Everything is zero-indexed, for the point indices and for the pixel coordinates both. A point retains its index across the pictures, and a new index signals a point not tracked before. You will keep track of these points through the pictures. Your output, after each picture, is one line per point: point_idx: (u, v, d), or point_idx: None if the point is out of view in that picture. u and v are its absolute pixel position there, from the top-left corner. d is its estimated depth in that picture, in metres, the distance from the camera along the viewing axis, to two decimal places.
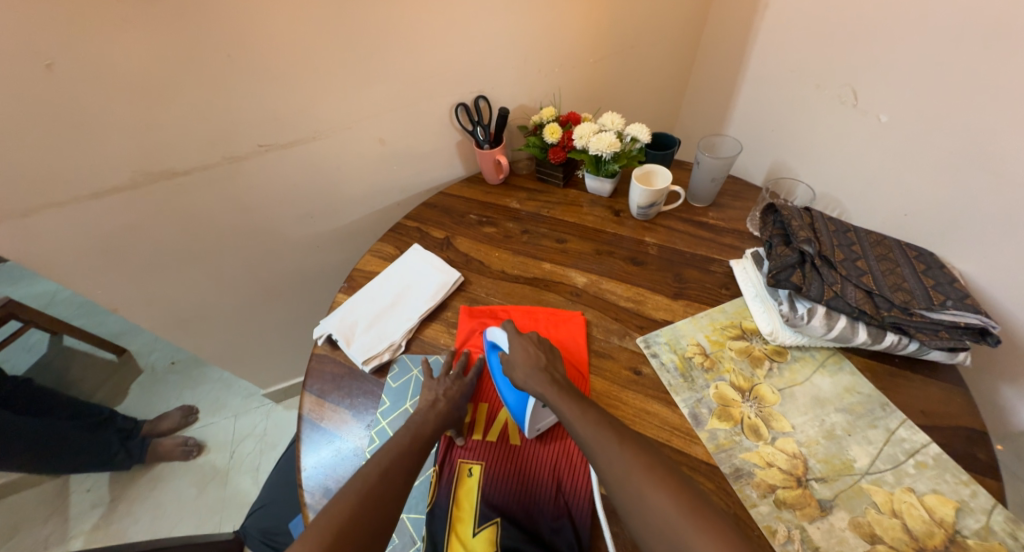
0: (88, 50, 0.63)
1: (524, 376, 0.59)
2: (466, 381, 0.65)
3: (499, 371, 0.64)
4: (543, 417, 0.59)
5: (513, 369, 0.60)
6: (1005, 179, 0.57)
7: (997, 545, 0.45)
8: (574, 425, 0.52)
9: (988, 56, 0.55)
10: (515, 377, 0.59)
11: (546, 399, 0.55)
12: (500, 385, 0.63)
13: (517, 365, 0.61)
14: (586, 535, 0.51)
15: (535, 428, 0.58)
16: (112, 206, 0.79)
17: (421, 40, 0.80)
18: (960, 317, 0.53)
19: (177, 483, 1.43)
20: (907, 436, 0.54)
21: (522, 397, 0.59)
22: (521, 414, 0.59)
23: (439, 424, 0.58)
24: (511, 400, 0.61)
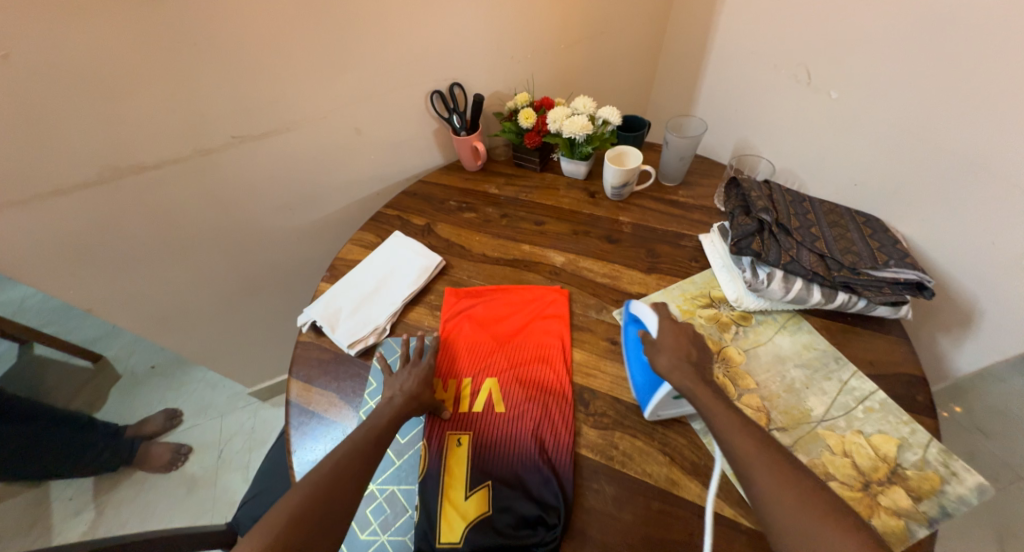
0: (49, 43, 0.62)
1: (672, 364, 0.56)
2: (423, 368, 0.65)
3: (636, 349, 0.64)
4: (667, 406, 0.59)
5: (657, 355, 0.57)
6: (937, 147, 0.62)
7: (932, 474, 0.51)
8: (729, 434, 0.49)
9: (918, 33, 0.60)
10: (660, 363, 0.57)
11: (692, 396, 0.53)
12: (632, 360, 0.63)
13: (662, 351, 0.58)
14: (570, 485, 0.56)
15: (655, 413, 0.59)
16: (79, 202, 0.79)
17: (393, 29, 0.81)
18: (900, 274, 0.58)
19: (163, 486, 1.47)
20: (857, 384, 0.59)
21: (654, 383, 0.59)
22: (646, 396, 0.60)
23: (393, 416, 0.59)
24: (638, 381, 0.61)
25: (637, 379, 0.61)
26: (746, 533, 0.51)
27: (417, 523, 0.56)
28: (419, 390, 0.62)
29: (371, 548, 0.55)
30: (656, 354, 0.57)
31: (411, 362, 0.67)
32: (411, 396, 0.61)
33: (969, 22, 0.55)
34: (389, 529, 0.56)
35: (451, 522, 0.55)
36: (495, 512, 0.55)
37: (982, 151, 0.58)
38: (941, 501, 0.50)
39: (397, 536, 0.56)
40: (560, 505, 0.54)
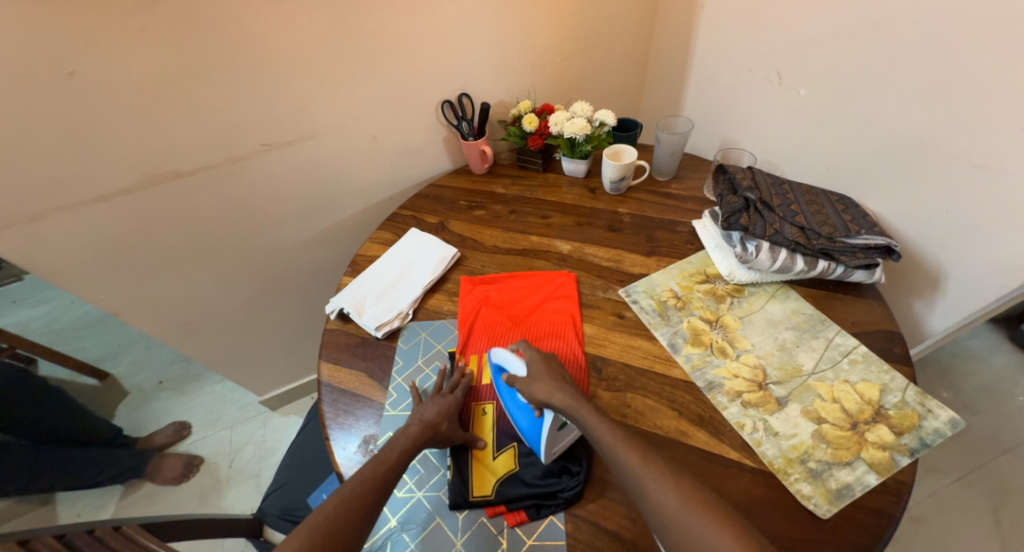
0: (103, 60, 0.69)
1: (547, 392, 0.59)
2: (451, 398, 0.65)
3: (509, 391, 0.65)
4: (559, 440, 0.59)
5: (532, 388, 0.60)
6: (894, 131, 0.71)
7: (910, 412, 0.58)
8: (615, 448, 0.53)
9: (870, 35, 0.69)
10: (536, 397, 0.59)
11: (574, 414, 0.57)
12: (512, 406, 0.63)
13: (535, 382, 0.61)
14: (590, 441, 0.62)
15: (552, 453, 0.59)
16: (117, 208, 0.84)
17: (408, 45, 0.89)
18: (871, 240, 0.66)
19: (175, 499, 1.42)
20: (842, 341, 0.66)
21: (537, 419, 0.60)
22: (536, 439, 0.60)
23: (404, 447, 0.58)
24: (524, 424, 0.61)
25: (524, 423, 0.61)
26: (753, 472, 0.56)
27: (450, 481, 0.60)
28: (444, 419, 0.62)
29: (408, 504, 0.59)
30: (532, 385, 0.61)
31: (442, 393, 0.66)
32: (430, 425, 0.61)
33: (907, 23, 0.65)
34: (424, 486, 0.61)
35: (483, 478, 0.60)
36: (522, 467, 0.61)
37: (931, 131, 0.67)
38: (920, 434, 0.56)
39: (432, 492, 0.60)
40: (581, 458, 0.60)
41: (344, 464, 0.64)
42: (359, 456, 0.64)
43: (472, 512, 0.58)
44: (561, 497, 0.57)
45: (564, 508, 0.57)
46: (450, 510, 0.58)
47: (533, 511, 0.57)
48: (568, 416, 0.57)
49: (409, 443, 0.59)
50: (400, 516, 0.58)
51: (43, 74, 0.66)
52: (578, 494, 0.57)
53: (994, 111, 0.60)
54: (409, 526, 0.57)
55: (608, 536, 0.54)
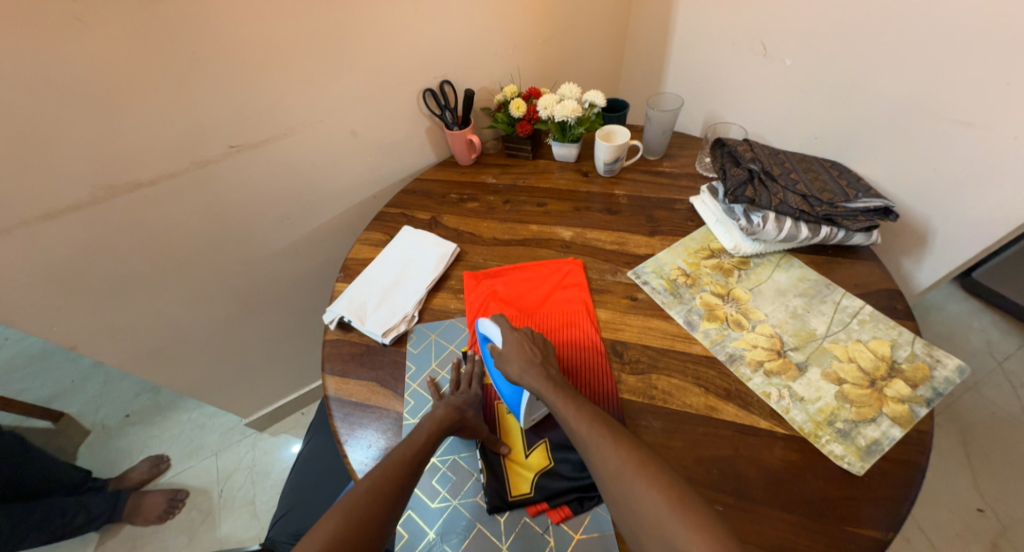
0: (38, 58, 0.61)
1: (520, 371, 0.59)
2: (472, 393, 0.65)
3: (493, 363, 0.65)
4: (536, 408, 0.61)
5: (507, 364, 0.60)
6: (879, 97, 0.75)
7: (921, 364, 0.61)
8: (569, 420, 0.54)
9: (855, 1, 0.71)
10: (509, 372, 0.60)
11: (541, 395, 0.57)
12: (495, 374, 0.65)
13: (509, 359, 0.61)
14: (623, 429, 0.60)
15: (529, 419, 0.61)
16: (69, 226, 0.75)
17: (386, 29, 0.84)
18: (869, 203, 0.68)
19: (161, 540, 1.32)
20: (848, 302, 0.68)
21: (518, 390, 0.61)
22: (516, 406, 0.61)
23: (433, 431, 0.57)
24: (506, 392, 0.63)
25: (505, 392, 0.63)
26: (785, 438, 0.57)
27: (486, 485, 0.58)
28: (472, 410, 0.61)
29: (444, 514, 0.57)
30: (505, 363, 0.61)
31: (460, 389, 0.66)
32: (459, 415, 0.60)
33: None
34: (458, 494, 0.58)
35: (519, 477, 0.58)
36: (558, 461, 0.59)
37: (918, 96, 0.70)
38: (933, 384, 0.59)
39: (468, 499, 0.58)
40: None
41: None
42: None
43: (515, 513, 0.56)
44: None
45: None
46: (490, 514, 0.56)
47: (575, 503, 0.56)
48: (535, 393, 0.57)
49: (437, 422, 0.58)
50: (438, 528, 0.56)
51: None
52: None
53: (983, 76, 0.64)
54: (448, 536, 0.55)
55: None
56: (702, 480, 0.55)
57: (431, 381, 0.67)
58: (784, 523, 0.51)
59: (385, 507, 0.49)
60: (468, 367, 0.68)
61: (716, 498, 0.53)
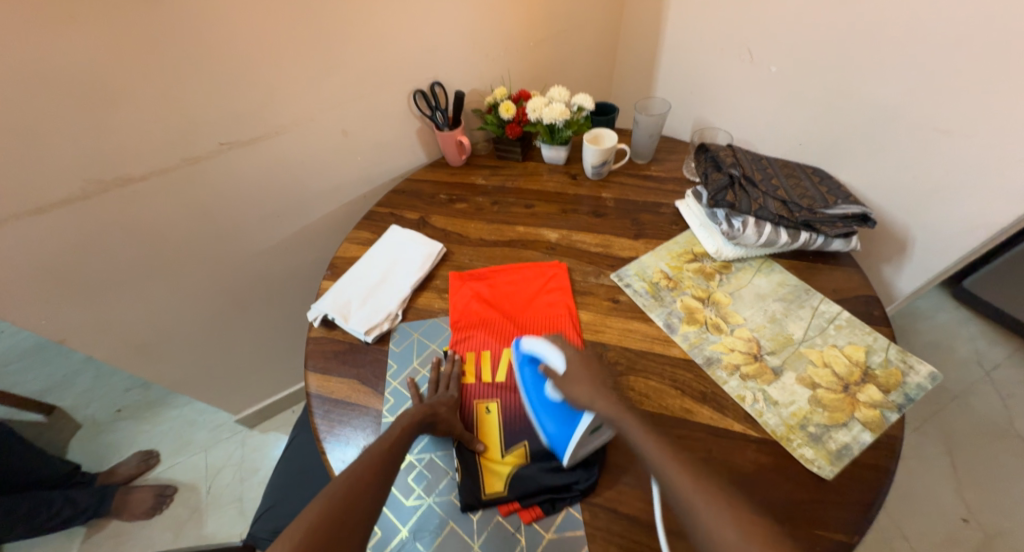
0: (28, 55, 0.61)
1: (591, 396, 0.55)
2: (453, 393, 0.65)
3: (535, 388, 0.61)
4: (587, 443, 0.57)
5: (573, 388, 0.56)
6: (862, 103, 0.75)
7: (894, 369, 0.62)
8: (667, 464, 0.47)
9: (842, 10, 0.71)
10: (577, 397, 0.56)
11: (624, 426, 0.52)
12: (534, 402, 0.61)
13: (576, 383, 0.57)
14: (601, 431, 0.61)
15: (574, 457, 0.57)
16: (59, 221, 0.76)
17: (375, 29, 0.85)
18: (848, 210, 0.70)
19: (147, 537, 1.30)
20: (826, 308, 0.69)
21: (574, 417, 0.57)
22: (562, 443, 0.57)
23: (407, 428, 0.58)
24: (550, 425, 0.58)
25: (549, 425, 0.58)
26: (758, 441, 0.58)
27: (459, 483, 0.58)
28: (445, 407, 0.62)
29: (418, 512, 0.57)
30: (571, 388, 0.57)
31: (439, 390, 0.66)
32: (432, 413, 0.60)
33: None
34: (433, 491, 0.59)
35: (493, 476, 0.58)
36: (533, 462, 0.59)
37: (902, 104, 0.71)
38: (905, 390, 0.60)
39: (442, 497, 0.59)
40: (595, 455, 0.58)
41: None
42: None
43: (487, 511, 0.57)
44: (576, 486, 0.57)
45: (580, 500, 0.56)
46: (463, 513, 0.57)
47: (547, 502, 0.56)
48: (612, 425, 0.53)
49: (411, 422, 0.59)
50: (411, 525, 0.56)
51: None
52: (593, 484, 0.57)
53: (965, 85, 0.64)
54: (421, 534, 0.56)
55: (626, 521, 0.54)
56: None
57: (411, 381, 0.68)
58: None
59: (362, 493, 0.49)
60: (447, 367, 0.68)
61: None
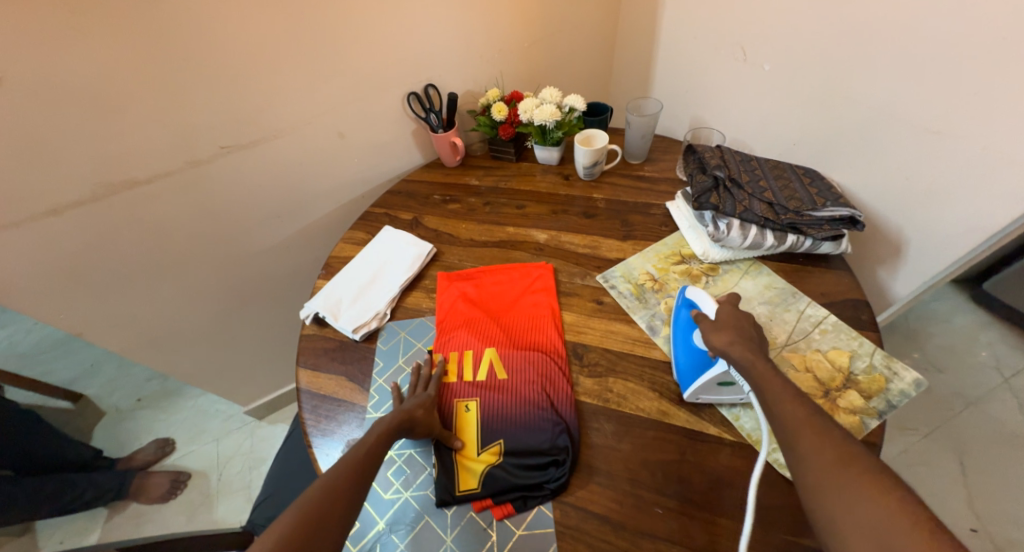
0: (40, 66, 0.65)
1: (727, 344, 0.57)
2: (430, 393, 0.64)
3: (685, 330, 0.65)
4: (710, 391, 0.60)
5: (712, 338, 0.59)
6: (855, 103, 0.75)
7: (878, 376, 0.60)
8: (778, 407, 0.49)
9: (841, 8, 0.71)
10: (713, 343, 0.58)
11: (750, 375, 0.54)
12: (680, 341, 0.65)
13: (714, 333, 0.59)
14: (576, 431, 0.61)
15: (695, 395, 0.61)
16: (71, 222, 0.80)
17: (370, 33, 0.87)
18: (836, 211, 0.71)
19: (162, 520, 1.39)
20: (812, 312, 0.68)
21: (704, 363, 0.60)
22: (690, 378, 0.61)
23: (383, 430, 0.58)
24: (684, 362, 0.63)
25: (684, 362, 0.63)
26: (732, 445, 0.58)
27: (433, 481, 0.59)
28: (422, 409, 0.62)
29: (395, 505, 0.59)
30: (713, 334, 0.59)
31: (417, 391, 0.66)
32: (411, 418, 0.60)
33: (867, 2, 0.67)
34: (411, 486, 0.61)
35: (468, 473, 0.59)
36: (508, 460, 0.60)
37: (896, 103, 0.70)
38: (887, 396, 0.58)
39: (419, 491, 0.60)
40: (568, 455, 0.59)
41: None
42: None
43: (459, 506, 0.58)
44: (547, 485, 0.57)
45: (551, 498, 0.57)
46: (438, 507, 0.58)
47: (518, 500, 0.57)
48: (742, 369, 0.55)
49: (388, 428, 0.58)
50: (388, 517, 0.58)
51: None
52: (563, 484, 0.57)
53: (960, 86, 0.63)
54: (397, 527, 0.58)
55: (596, 520, 0.54)
56: (646, 481, 0.56)
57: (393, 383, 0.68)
58: (722, 529, 0.52)
59: (342, 485, 0.51)
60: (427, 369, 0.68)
61: (657, 501, 0.55)
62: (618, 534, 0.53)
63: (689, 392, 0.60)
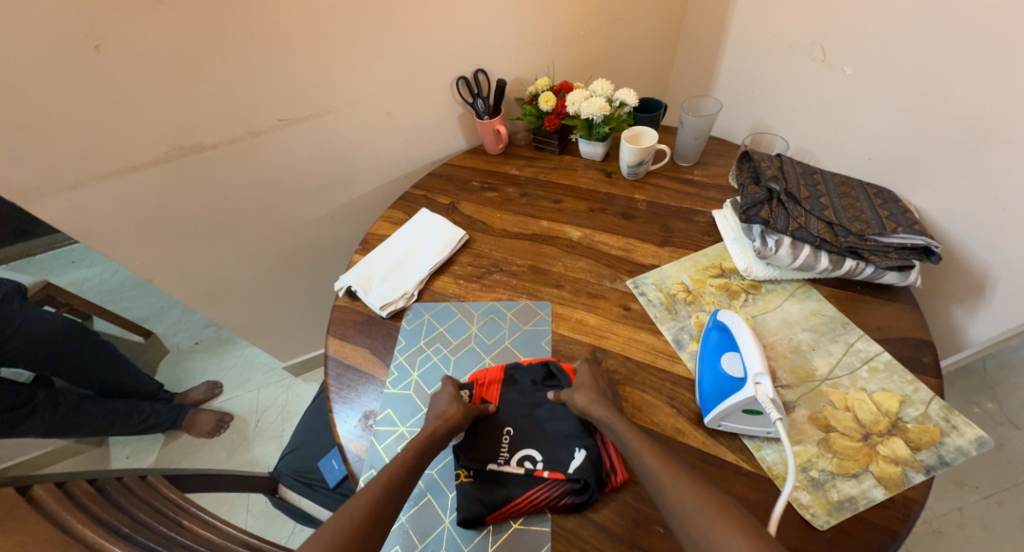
0: (128, 35, 0.70)
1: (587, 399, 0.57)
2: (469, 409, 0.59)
3: (712, 353, 0.60)
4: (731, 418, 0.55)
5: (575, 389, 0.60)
6: (951, 118, 0.67)
7: (932, 427, 0.54)
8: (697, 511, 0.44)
9: (943, 10, 0.63)
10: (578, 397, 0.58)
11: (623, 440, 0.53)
12: (705, 363, 0.60)
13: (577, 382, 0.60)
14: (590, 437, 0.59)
15: (718, 421, 0.56)
16: (147, 179, 0.86)
17: (428, 15, 0.86)
18: (907, 240, 0.63)
19: (207, 452, 1.51)
20: (863, 346, 0.62)
21: (727, 387, 0.56)
22: (713, 402, 0.56)
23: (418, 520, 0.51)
24: (708, 385, 0.58)
25: (706, 385, 0.58)
26: (748, 476, 0.54)
27: (464, 483, 0.56)
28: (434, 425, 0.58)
29: None
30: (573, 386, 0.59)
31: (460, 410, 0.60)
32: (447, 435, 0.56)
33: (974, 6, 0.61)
34: None
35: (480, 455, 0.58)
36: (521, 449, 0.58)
37: (993, 121, 0.63)
38: (940, 451, 0.52)
39: (426, 469, 0.59)
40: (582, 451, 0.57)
41: (346, 438, 0.63)
42: (360, 430, 0.64)
43: None
44: (588, 480, 0.54)
45: None
46: (441, 487, 0.57)
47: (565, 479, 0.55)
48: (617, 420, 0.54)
49: None
50: None
51: (76, 48, 0.68)
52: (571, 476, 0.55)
53: None
54: (402, 499, 0.57)
55: (594, 527, 0.52)
56: (652, 499, 0.53)
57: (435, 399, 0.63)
58: None
59: None
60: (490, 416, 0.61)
61: (659, 519, 0.52)
62: (614, 546, 0.51)
63: (711, 416, 0.56)
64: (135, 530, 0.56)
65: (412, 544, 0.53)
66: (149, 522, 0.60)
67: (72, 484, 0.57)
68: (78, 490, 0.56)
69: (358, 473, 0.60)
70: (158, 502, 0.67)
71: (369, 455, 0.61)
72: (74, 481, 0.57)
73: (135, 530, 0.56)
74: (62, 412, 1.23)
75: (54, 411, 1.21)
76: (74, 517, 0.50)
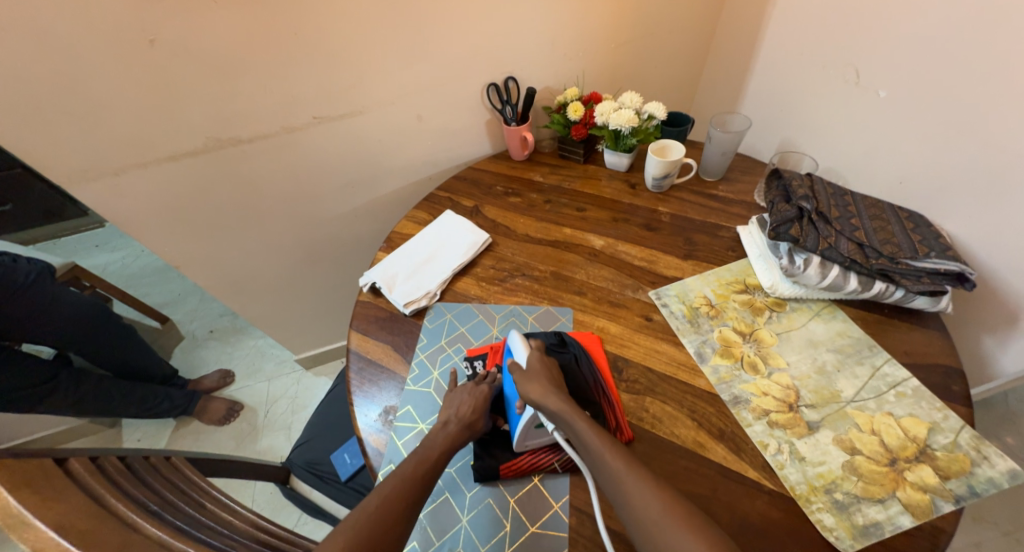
0: (179, 30, 0.72)
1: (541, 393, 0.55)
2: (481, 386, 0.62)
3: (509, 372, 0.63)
4: (534, 436, 0.57)
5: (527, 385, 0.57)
6: (990, 147, 0.67)
7: (962, 456, 0.53)
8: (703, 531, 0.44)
9: (986, 37, 0.63)
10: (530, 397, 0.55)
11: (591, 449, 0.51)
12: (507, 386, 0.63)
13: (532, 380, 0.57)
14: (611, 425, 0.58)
15: (523, 444, 0.57)
16: (183, 168, 0.88)
17: (465, 22, 0.88)
18: (941, 265, 0.63)
19: (217, 441, 1.51)
20: (890, 371, 0.61)
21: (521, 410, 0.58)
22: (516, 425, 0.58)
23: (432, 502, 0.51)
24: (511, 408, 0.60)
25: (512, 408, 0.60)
26: (771, 494, 0.52)
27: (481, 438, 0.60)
28: (454, 409, 0.59)
29: None
30: (526, 383, 0.57)
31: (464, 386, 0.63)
32: (467, 424, 0.58)
33: (1016, 34, 0.60)
34: None
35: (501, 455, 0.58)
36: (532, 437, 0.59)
37: None
38: (970, 481, 0.51)
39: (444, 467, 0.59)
40: None
41: (366, 431, 0.63)
42: (380, 424, 0.64)
43: (504, 494, 0.56)
44: None
45: (569, 500, 0.55)
46: (458, 486, 0.57)
47: None
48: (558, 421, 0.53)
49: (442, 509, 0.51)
50: None
51: (130, 40, 0.70)
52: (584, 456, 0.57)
53: None
54: None
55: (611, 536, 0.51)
56: None
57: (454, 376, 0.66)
58: None
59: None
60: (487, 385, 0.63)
61: None
62: None
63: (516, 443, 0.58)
64: (162, 507, 0.57)
65: (429, 540, 0.53)
66: (173, 501, 0.61)
67: (103, 458, 0.57)
68: (111, 465, 0.57)
69: (376, 467, 0.60)
70: (182, 482, 0.67)
71: (389, 450, 0.61)
72: (105, 455, 0.58)
73: (162, 508, 0.57)
74: (81, 390, 1.26)
75: (75, 389, 1.24)
76: (107, 491, 0.51)
